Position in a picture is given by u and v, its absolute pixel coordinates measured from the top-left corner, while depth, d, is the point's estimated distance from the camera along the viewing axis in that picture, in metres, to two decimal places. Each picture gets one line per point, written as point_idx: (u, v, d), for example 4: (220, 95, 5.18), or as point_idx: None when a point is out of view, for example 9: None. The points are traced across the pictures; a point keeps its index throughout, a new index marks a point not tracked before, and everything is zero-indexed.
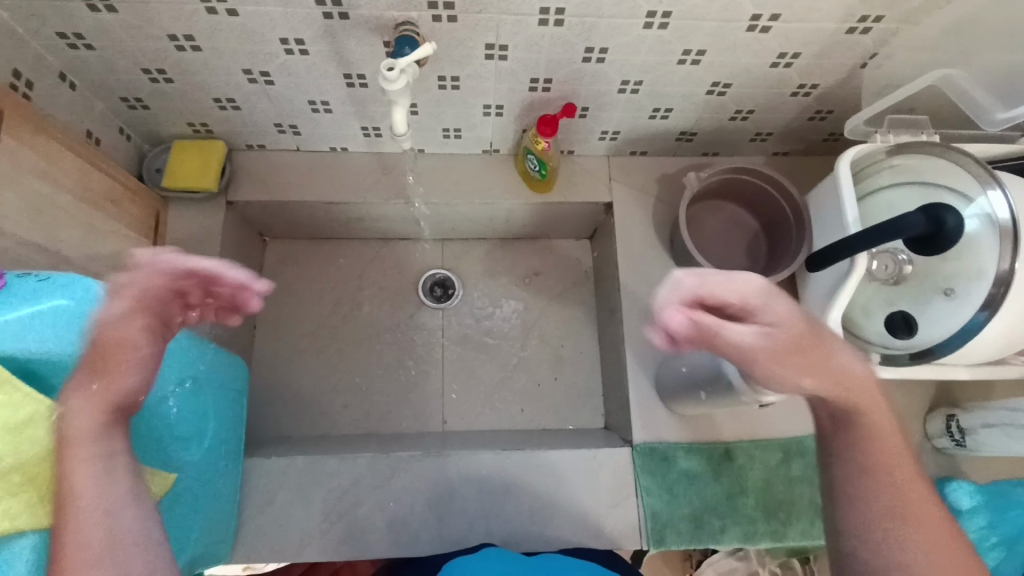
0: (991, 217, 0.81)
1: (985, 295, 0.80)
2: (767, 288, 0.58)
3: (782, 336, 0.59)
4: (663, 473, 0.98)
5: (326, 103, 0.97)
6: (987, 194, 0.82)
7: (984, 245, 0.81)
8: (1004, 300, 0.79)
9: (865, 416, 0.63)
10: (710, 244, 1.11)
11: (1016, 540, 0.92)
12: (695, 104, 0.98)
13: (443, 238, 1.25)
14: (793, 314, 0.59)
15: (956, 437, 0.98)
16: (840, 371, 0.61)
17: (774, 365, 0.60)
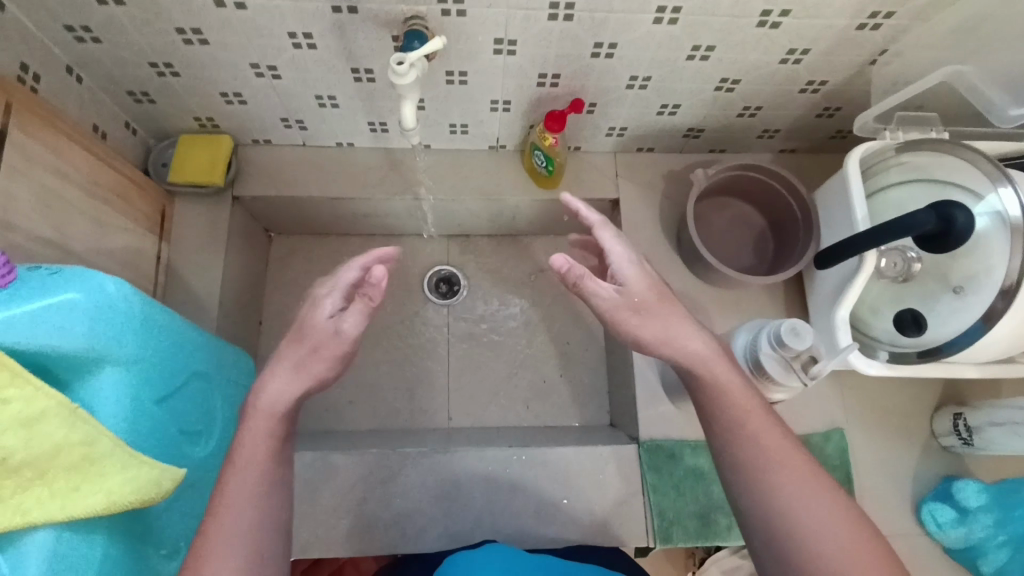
0: (1002, 214, 0.80)
1: (995, 293, 0.79)
2: (628, 256, 0.72)
3: (632, 297, 0.69)
4: (669, 470, 0.98)
5: (333, 98, 0.96)
6: (997, 191, 0.82)
7: (995, 243, 0.80)
8: (1015, 298, 0.78)
9: (714, 389, 0.67)
10: (716, 242, 1.11)
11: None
12: (704, 100, 0.98)
13: (449, 234, 1.24)
14: (643, 279, 0.70)
15: (963, 435, 0.98)
16: (687, 341, 0.68)
17: (630, 320, 0.68)
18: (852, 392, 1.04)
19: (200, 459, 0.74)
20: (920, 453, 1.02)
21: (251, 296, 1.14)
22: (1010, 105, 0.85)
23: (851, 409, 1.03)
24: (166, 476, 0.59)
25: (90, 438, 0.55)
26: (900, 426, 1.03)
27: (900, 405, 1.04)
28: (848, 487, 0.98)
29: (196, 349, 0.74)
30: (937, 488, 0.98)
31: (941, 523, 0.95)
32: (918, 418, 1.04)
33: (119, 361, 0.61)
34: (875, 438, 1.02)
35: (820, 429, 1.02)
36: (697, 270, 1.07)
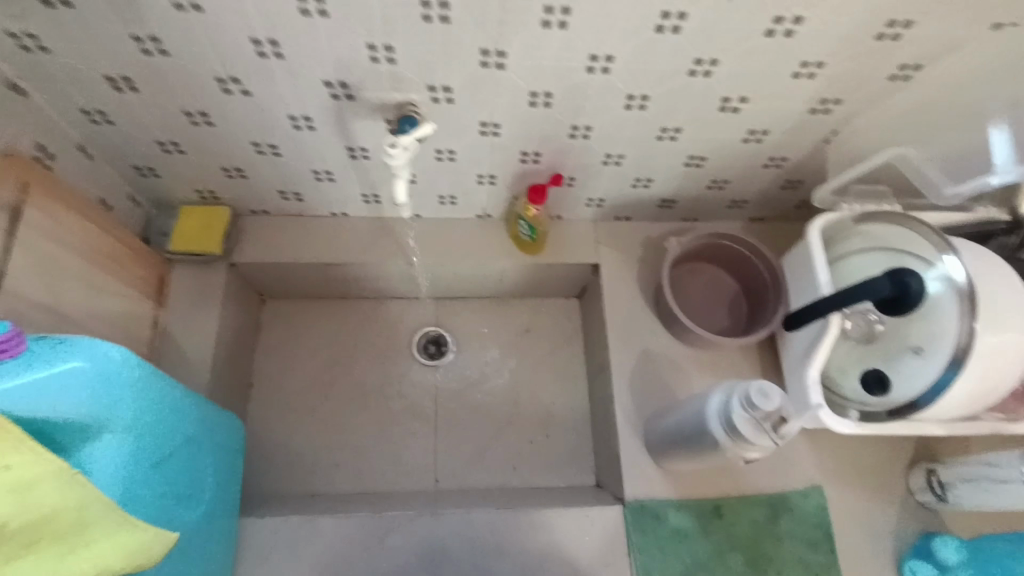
0: (950, 279, 0.87)
1: (950, 352, 0.85)
2: None
3: None
4: (653, 530, 0.99)
5: (329, 173, 1.03)
6: (944, 259, 0.89)
7: (945, 305, 0.86)
8: (968, 356, 0.83)
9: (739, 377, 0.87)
10: (692, 305, 1.16)
11: None
12: (674, 174, 1.05)
13: (437, 298, 1.29)
14: None
15: (937, 492, 1.00)
16: None
17: None
18: (830, 450, 1.07)
19: (190, 523, 0.75)
20: (898, 510, 1.04)
21: (242, 359, 1.17)
22: (945, 183, 0.96)
23: (827, 466, 1.06)
24: (156, 540, 0.61)
25: (83, 503, 0.56)
26: (877, 483, 1.06)
27: (876, 463, 1.07)
28: (827, 545, 1.00)
29: (190, 414, 0.76)
30: (916, 546, 1.00)
31: None
32: (894, 474, 1.07)
33: (116, 428, 0.63)
34: (854, 496, 1.05)
35: (798, 487, 1.04)
36: (674, 331, 1.12)
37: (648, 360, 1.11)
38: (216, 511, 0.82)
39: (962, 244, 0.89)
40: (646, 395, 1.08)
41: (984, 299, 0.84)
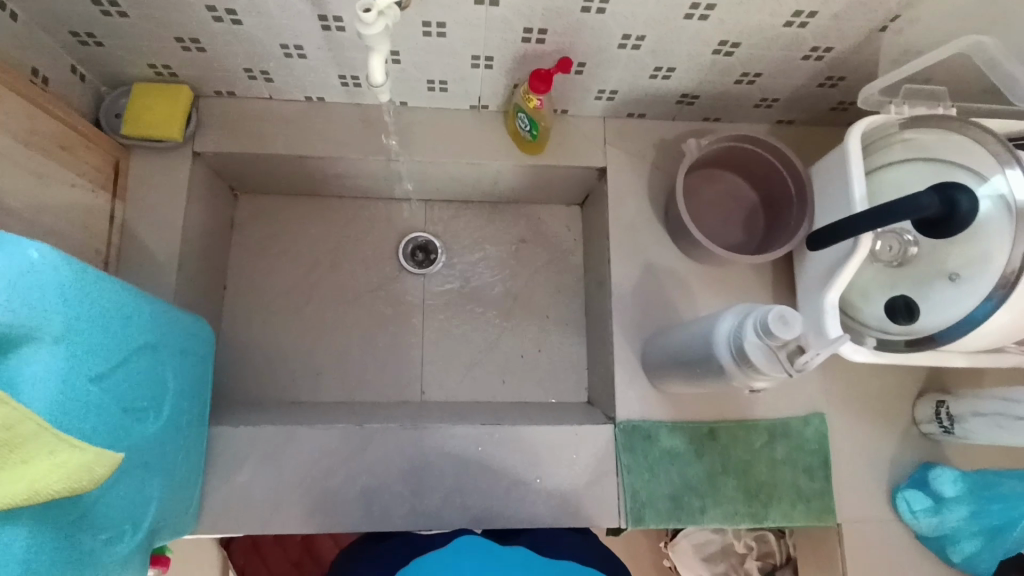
0: (1007, 199, 0.77)
1: (994, 280, 0.76)
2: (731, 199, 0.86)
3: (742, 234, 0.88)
4: (644, 451, 0.96)
5: (299, 48, 0.88)
6: (1004, 174, 0.78)
7: (996, 227, 0.77)
8: (1015, 286, 0.75)
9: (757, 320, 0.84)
10: (705, 216, 1.06)
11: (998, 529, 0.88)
12: (700, 64, 0.91)
13: (427, 199, 1.18)
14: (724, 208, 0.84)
15: (944, 424, 0.96)
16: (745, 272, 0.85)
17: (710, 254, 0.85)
18: (838, 376, 1.02)
19: (149, 437, 0.69)
20: (899, 439, 1.00)
21: (214, 259, 1.08)
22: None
23: (832, 393, 1.01)
24: (101, 462, 0.53)
25: (9, 422, 0.49)
26: (882, 411, 1.01)
27: (884, 391, 1.02)
28: (823, 472, 0.97)
29: (140, 321, 0.68)
30: (913, 476, 0.97)
31: (915, 510, 0.94)
32: (901, 403, 1.02)
33: (47, 336, 0.55)
34: (857, 424, 1.00)
35: (799, 413, 1.00)
36: (683, 246, 1.02)
37: (653, 276, 1.02)
38: (180, 424, 0.77)
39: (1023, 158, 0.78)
40: (647, 313, 1.01)
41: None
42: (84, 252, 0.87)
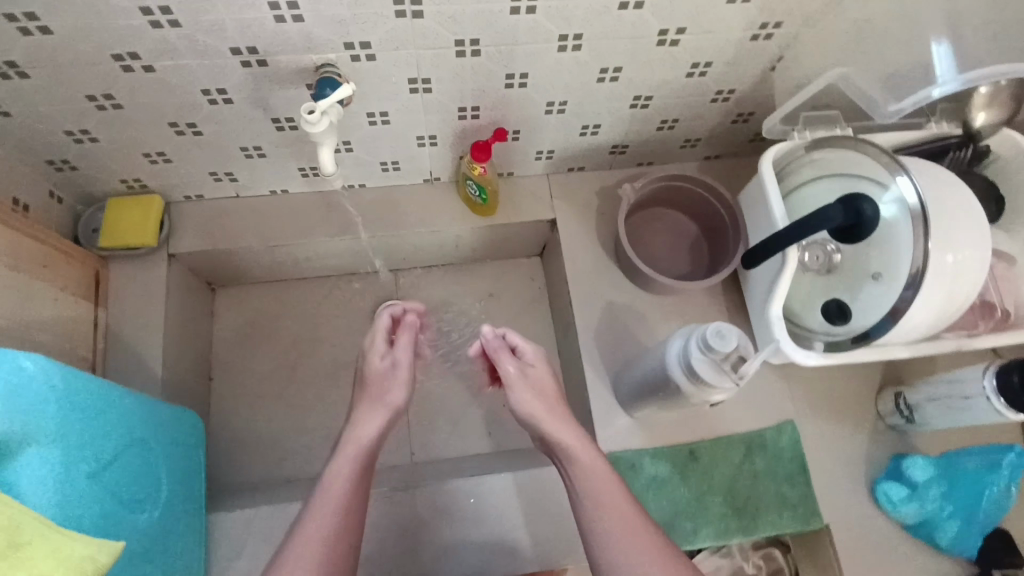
0: (904, 202, 0.85)
1: (906, 274, 0.83)
2: (539, 353, 0.92)
3: (534, 372, 0.89)
4: (630, 481, 0.99)
5: (259, 149, 0.97)
6: (898, 181, 0.86)
7: (900, 228, 0.85)
8: (924, 278, 0.82)
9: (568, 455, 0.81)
10: (654, 251, 1.14)
11: (971, 506, 0.95)
12: (621, 118, 1.01)
13: (396, 269, 1.25)
14: (540, 362, 0.90)
15: (905, 413, 1.01)
16: (527, 403, 0.86)
17: (533, 394, 0.86)
18: (801, 383, 1.07)
19: (144, 528, 0.72)
20: (868, 435, 1.05)
21: (197, 352, 1.12)
22: (886, 102, 0.86)
23: (798, 400, 1.06)
24: (102, 550, 0.54)
25: (13, 523, 0.52)
26: (848, 410, 1.07)
27: (847, 392, 1.08)
28: (802, 477, 1.01)
29: (130, 417, 0.72)
30: (888, 468, 1.02)
31: (895, 501, 0.98)
32: (864, 401, 1.07)
33: (43, 439, 0.59)
34: (826, 426, 1.05)
35: (771, 423, 1.04)
36: (637, 280, 1.09)
37: (615, 313, 1.09)
38: (175, 513, 0.79)
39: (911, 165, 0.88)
40: (613, 348, 1.07)
41: (936, 218, 0.82)
42: (69, 362, 0.92)
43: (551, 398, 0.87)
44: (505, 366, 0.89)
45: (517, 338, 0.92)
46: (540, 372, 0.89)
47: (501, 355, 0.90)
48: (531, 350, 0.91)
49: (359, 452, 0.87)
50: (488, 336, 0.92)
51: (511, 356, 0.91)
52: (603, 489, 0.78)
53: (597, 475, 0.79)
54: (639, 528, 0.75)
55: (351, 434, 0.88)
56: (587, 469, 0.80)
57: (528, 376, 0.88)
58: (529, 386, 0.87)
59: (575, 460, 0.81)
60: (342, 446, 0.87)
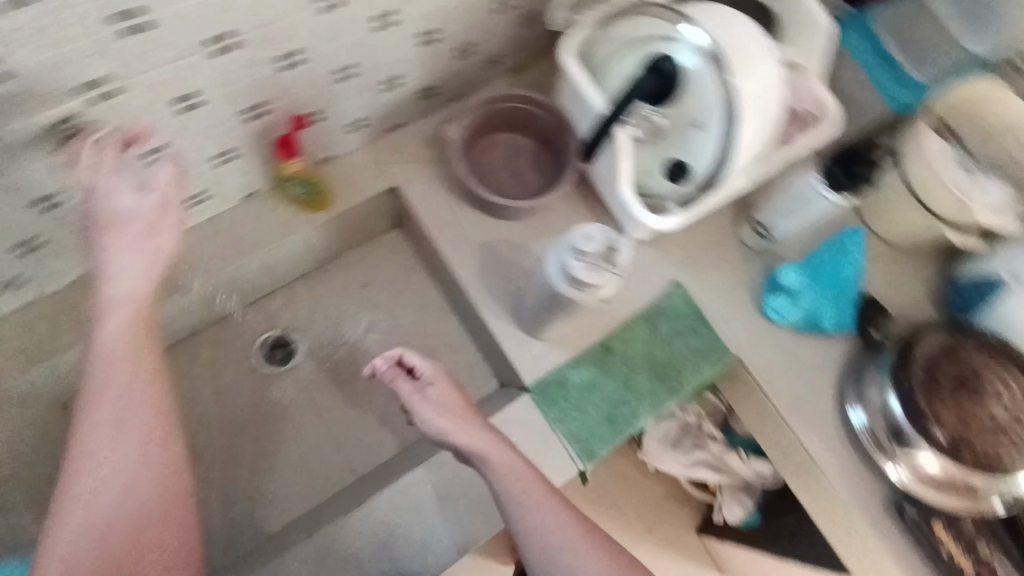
0: (699, 49, 0.89)
1: (724, 113, 0.89)
2: (431, 367, 0.98)
3: (431, 386, 0.96)
4: (564, 397, 1.04)
5: (40, 233, 0.85)
6: (688, 31, 0.89)
7: (704, 74, 0.89)
8: (740, 111, 0.88)
9: (482, 457, 0.90)
10: (502, 177, 1.13)
11: (839, 289, 1.09)
12: (418, 61, 0.98)
13: (255, 299, 1.16)
14: (434, 372, 0.97)
15: (763, 233, 1.12)
16: (432, 421, 0.93)
17: (434, 411, 0.93)
18: (672, 245, 1.16)
19: None
20: (742, 265, 1.16)
21: None
22: None
23: (674, 261, 1.15)
24: None
25: None
26: (718, 251, 1.16)
27: (713, 235, 1.17)
28: (702, 325, 1.11)
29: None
30: (766, 286, 1.14)
31: (782, 311, 1.11)
32: (729, 237, 1.17)
33: None
34: (706, 273, 1.15)
35: (659, 291, 1.13)
36: (496, 214, 1.09)
37: (489, 253, 1.09)
38: None
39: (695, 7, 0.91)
40: (502, 285, 1.08)
41: (732, 54, 0.87)
42: None
43: (451, 404, 0.94)
44: (404, 391, 0.97)
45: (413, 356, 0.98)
46: (438, 386, 0.96)
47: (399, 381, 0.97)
48: (426, 367, 0.98)
49: (136, 312, 0.82)
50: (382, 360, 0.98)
51: (408, 379, 0.97)
52: (518, 479, 0.88)
53: (510, 464, 0.89)
54: (553, 503, 0.88)
55: (115, 293, 0.81)
56: (499, 461, 0.89)
57: (426, 393, 0.96)
58: (430, 403, 0.94)
59: (489, 456, 0.89)
60: (115, 308, 0.81)
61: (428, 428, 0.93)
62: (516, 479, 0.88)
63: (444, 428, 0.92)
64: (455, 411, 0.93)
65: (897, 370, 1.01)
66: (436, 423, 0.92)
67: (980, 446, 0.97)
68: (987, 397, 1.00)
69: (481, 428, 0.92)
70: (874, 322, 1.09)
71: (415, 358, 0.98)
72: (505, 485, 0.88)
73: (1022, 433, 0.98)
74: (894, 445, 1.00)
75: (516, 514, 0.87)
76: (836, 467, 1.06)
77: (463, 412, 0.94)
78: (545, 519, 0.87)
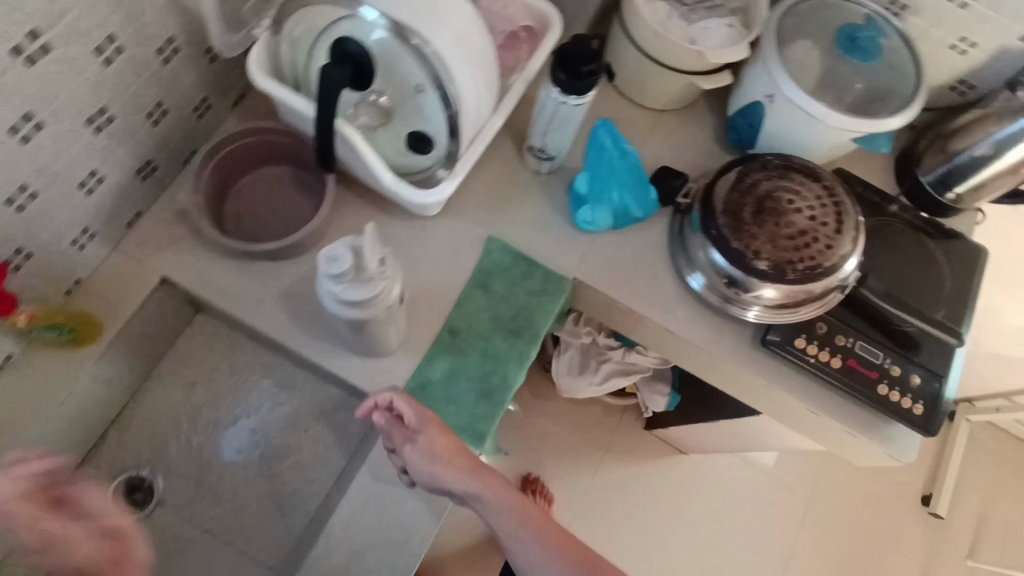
0: (380, 24, 0.83)
1: (432, 75, 0.86)
2: (423, 410, 0.93)
3: (420, 433, 0.91)
4: (432, 397, 1.01)
5: None
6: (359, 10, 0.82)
7: (395, 47, 0.84)
8: (441, 69, 0.86)
9: (478, 495, 0.92)
10: (271, 216, 1.06)
11: (626, 176, 1.13)
12: (105, 147, 0.88)
13: (87, 451, 1.06)
14: (424, 416, 0.93)
15: (544, 156, 1.11)
16: (432, 470, 0.90)
17: (429, 459, 0.90)
18: (471, 204, 1.14)
19: None
20: (542, 192, 1.16)
21: None
22: None
23: (480, 218, 1.13)
24: None
25: None
26: (515, 190, 1.16)
27: (504, 177, 1.16)
28: (529, 266, 1.11)
29: None
30: (570, 201, 1.15)
31: (592, 218, 1.12)
32: (519, 172, 1.17)
33: None
34: (513, 215, 1.14)
35: (477, 253, 1.11)
36: (283, 257, 1.02)
37: (296, 295, 1.03)
38: None
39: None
40: (322, 322, 1.03)
41: (411, 19, 0.83)
42: None
43: (445, 445, 0.92)
44: (400, 443, 0.92)
45: (404, 404, 0.92)
46: (429, 433, 0.92)
47: (395, 434, 0.92)
48: (413, 416, 0.92)
49: None
50: (376, 414, 0.93)
51: (402, 428, 0.92)
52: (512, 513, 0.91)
53: (505, 500, 0.92)
54: (545, 532, 0.91)
55: None
56: (493, 497, 0.92)
57: (420, 440, 0.91)
58: (423, 451, 0.90)
59: (482, 494, 0.92)
60: None
61: (421, 477, 0.91)
62: (513, 515, 0.92)
63: (438, 475, 0.90)
64: (446, 458, 0.91)
65: (708, 223, 1.05)
66: (435, 471, 0.90)
67: (795, 258, 1.01)
68: (787, 211, 1.04)
69: (470, 471, 0.92)
70: (680, 192, 1.16)
71: (409, 405, 0.92)
72: (501, 523, 0.92)
73: (825, 232, 1.02)
74: (730, 293, 1.06)
75: (518, 554, 0.90)
76: (698, 333, 1.11)
77: (455, 455, 0.92)
78: (534, 552, 0.89)
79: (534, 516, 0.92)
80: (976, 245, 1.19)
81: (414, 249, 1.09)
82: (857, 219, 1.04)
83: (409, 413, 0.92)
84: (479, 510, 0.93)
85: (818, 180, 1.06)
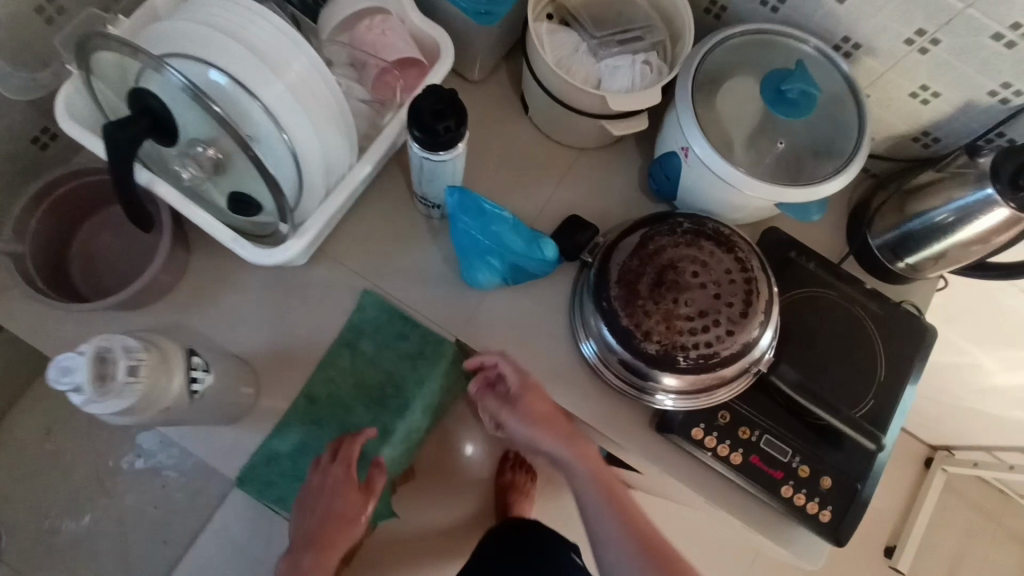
0: (180, 87, 0.67)
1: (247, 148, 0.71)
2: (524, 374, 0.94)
3: (526, 383, 0.93)
4: (278, 471, 0.97)
5: None
6: (157, 69, 0.67)
7: (202, 111, 0.69)
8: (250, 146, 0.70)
9: (586, 471, 0.90)
10: (119, 262, 1.00)
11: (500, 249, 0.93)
12: None
13: None
14: (524, 383, 0.93)
15: (431, 204, 0.99)
16: (524, 436, 0.92)
17: (537, 431, 0.91)
18: (352, 250, 1.03)
19: None
20: (433, 239, 1.04)
21: None
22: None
23: (360, 266, 1.02)
24: None
25: None
26: (404, 234, 1.04)
27: (392, 219, 1.04)
28: (405, 325, 1.01)
29: None
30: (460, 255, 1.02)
31: (473, 272, 0.97)
32: (411, 213, 1.05)
33: None
34: (398, 265, 1.03)
35: (351, 307, 1.01)
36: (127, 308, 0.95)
37: None
38: None
39: (196, 33, 0.74)
40: None
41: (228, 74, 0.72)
42: None
43: (571, 434, 0.92)
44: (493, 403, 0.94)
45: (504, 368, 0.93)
46: (533, 399, 0.92)
47: (488, 394, 0.94)
48: (518, 382, 0.93)
49: None
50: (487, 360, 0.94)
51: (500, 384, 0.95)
52: (619, 506, 0.89)
53: (596, 483, 0.89)
54: (640, 525, 0.88)
55: None
56: (586, 473, 0.90)
57: (519, 407, 0.92)
58: (522, 420, 0.91)
59: (574, 465, 0.90)
60: None
61: (519, 437, 0.92)
62: (610, 502, 0.89)
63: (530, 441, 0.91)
64: (548, 424, 0.91)
65: (599, 293, 0.94)
66: (528, 427, 0.91)
67: (690, 344, 0.89)
68: (688, 287, 0.91)
69: (566, 439, 0.91)
70: (587, 247, 1.02)
71: (507, 366, 0.93)
72: (595, 510, 0.89)
73: (726, 313, 0.89)
74: (621, 373, 0.94)
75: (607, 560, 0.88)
76: (589, 410, 1.00)
77: (555, 422, 0.92)
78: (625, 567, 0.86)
79: (636, 518, 0.88)
80: (929, 323, 1.03)
81: (282, 300, 1.00)
82: (768, 300, 0.91)
83: (509, 376, 0.93)
84: (567, 477, 0.91)
85: (728, 249, 0.93)
